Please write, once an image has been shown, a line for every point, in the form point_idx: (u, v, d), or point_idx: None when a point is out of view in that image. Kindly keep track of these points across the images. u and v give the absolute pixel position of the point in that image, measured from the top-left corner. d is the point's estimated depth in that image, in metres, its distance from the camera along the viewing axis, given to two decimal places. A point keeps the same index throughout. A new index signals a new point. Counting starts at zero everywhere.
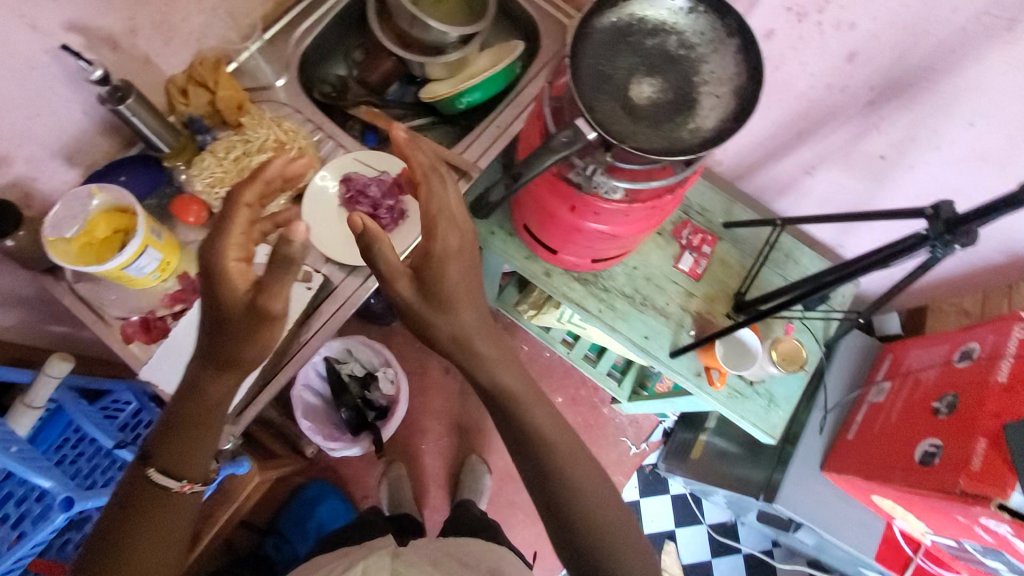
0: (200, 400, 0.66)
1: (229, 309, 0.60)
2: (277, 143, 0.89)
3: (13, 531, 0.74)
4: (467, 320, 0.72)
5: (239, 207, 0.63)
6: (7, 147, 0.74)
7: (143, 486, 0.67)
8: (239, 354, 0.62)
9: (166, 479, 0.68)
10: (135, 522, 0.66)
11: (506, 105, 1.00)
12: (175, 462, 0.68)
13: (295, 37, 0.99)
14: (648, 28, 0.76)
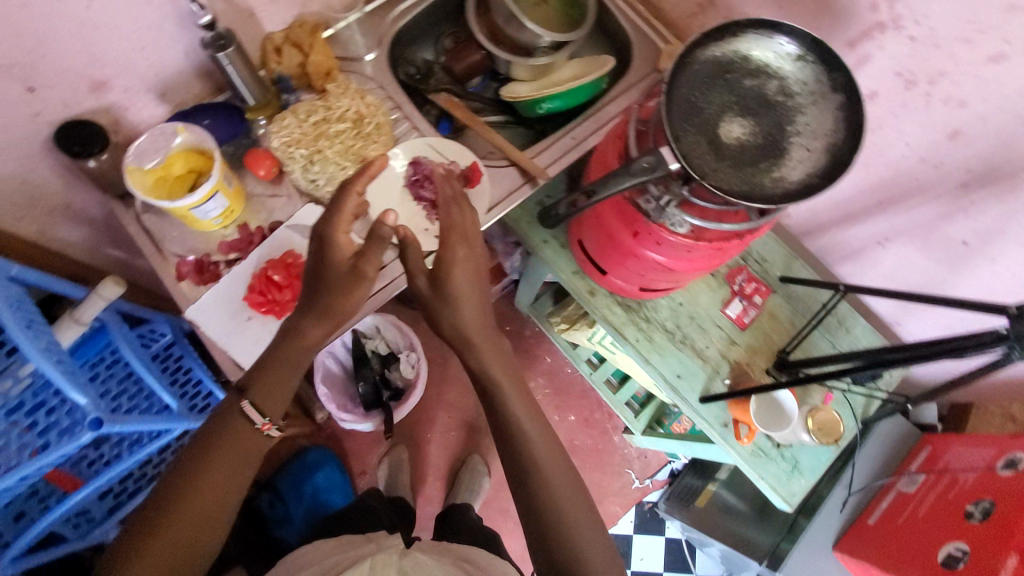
0: (291, 343, 0.71)
1: (331, 269, 0.69)
2: (357, 116, 0.90)
3: (38, 439, 0.76)
4: (468, 320, 0.75)
5: (351, 193, 0.69)
6: (107, 75, 0.78)
7: (234, 414, 0.70)
8: (335, 306, 0.69)
9: (254, 412, 0.70)
10: (218, 446, 0.68)
11: (585, 119, 0.97)
12: (264, 397, 0.71)
13: (392, 16, 1.00)
14: (750, 67, 0.74)
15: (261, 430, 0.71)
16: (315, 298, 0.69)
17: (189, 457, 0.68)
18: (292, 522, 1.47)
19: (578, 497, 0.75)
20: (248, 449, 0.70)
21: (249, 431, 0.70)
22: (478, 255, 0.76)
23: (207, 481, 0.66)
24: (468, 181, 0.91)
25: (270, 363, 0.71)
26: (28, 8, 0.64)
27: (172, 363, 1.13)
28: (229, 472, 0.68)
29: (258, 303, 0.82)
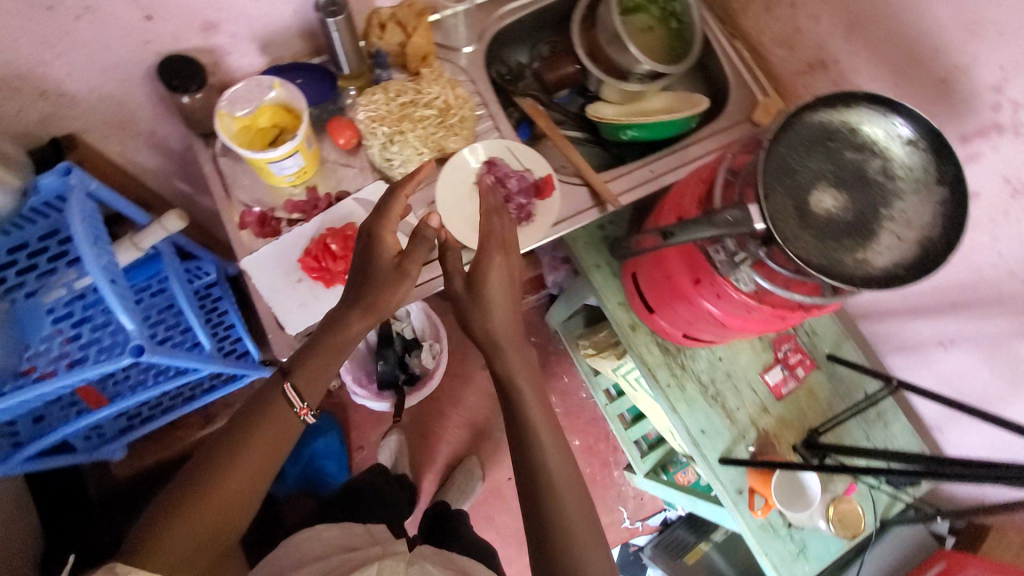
0: (336, 335, 0.72)
1: (377, 266, 0.71)
2: (444, 106, 0.89)
3: (79, 352, 0.79)
4: (503, 338, 0.73)
5: (399, 196, 0.74)
6: (220, 17, 0.79)
7: (274, 395, 0.71)
8: (378, 303, 0.71)
9: (294, 396, 0.71)
10: (255, 428, 0.69)
11: (666, 154, 0.95)
12: (308, 383, 0.72)
13: (499, 14, 1.00)
14: (856, 141, 0.71)
15: (299, 415, 0.71)
16: (360, 290, 0.71)
17: (227, 438, 0.69)
18: (285, 479, 1.49)
19: (592, 543, 0.68)
20: (283, 434, 0.70)
21: (288, 419, 0.70)
22: (515, 276, 0.75)
23: (244, 460, 0.67)
24: (539, 192, 0.89)
25: (313, 357, 0.72)
26: None
27: (209, 303, 1.16)
28: (263, 456, 0.68)
29: (310, 268, 0.83)
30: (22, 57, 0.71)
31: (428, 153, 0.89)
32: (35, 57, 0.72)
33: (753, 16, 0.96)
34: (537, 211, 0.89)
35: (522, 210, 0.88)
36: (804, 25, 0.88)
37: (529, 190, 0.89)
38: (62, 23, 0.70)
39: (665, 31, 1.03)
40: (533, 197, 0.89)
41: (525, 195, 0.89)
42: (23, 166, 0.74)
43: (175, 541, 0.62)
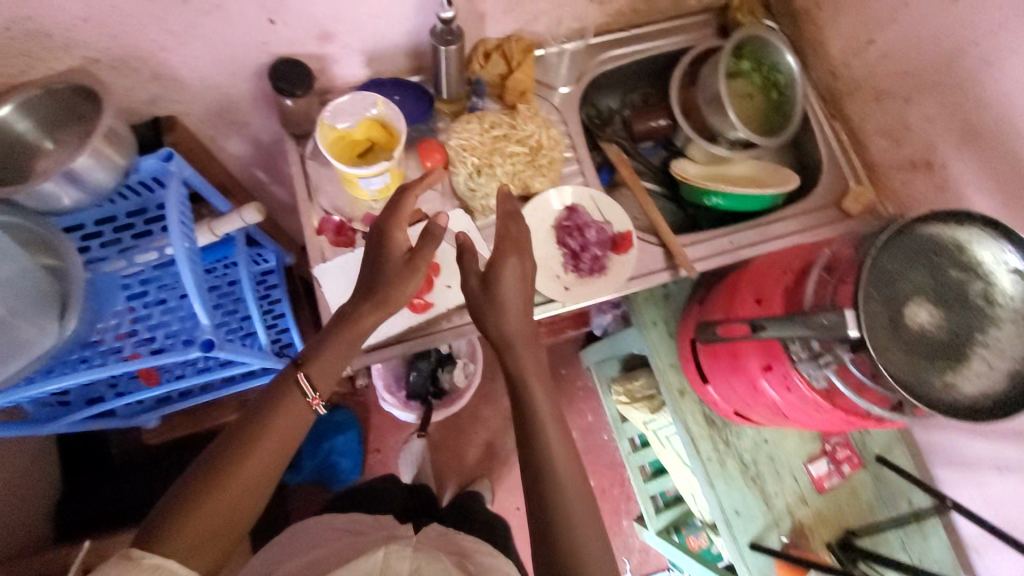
0: (349, 328, 0.72)
1: (388, 260, 0.72)
2: (535, 145, 0.88)
3: (147, 331, 0.80)
4: (524, 354, 0.72)
5: (410, 193, 0.74)
6: (336, 28, 0.80)
7: (290, 385, 0.68)
8: (388, 294, 0.71)
9: (307, 384, 0.68)
10: (270, 417, 0.66)
11: (748, 228, 0.94)
12: (321, 373, 0.70)
13: (601, 58, 1.00)
14: (962, 260, 0.69)
15: (311, 405, 0.68)
16: (374, 285, 0.72)
17: (240, 424, 0.65)
18: (300, 470, 1.49)
19: None
20: (298, 423, 0.67)
21: (302, 408, 0.67)
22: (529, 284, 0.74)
23: (257, 449, 0.63)
24: (616, 247, 0.88)
25: (328, 347, 0.71)
26: None
27: (263, 290, 1.17)
28: (277, 447, 0.65)
29: None
30: (146, 42, 0.73)
31: (511, 189, 0.88)
32: (158, 42, 0.73)
33: (860, 102, 0.94)
34: (611, 266, 0.88)
35: (595, 262, 0.88)
36: (915, 122, 0.86)
37: (606, 243, 0.88)
38: (190, 15, 0.70)
39: (764, 100, 1.01)
40: (609, 251, 0.88)
41: (601, 247, 0.88)
42: (127, 143, 0.74)
43: (186, 533, 0.57)
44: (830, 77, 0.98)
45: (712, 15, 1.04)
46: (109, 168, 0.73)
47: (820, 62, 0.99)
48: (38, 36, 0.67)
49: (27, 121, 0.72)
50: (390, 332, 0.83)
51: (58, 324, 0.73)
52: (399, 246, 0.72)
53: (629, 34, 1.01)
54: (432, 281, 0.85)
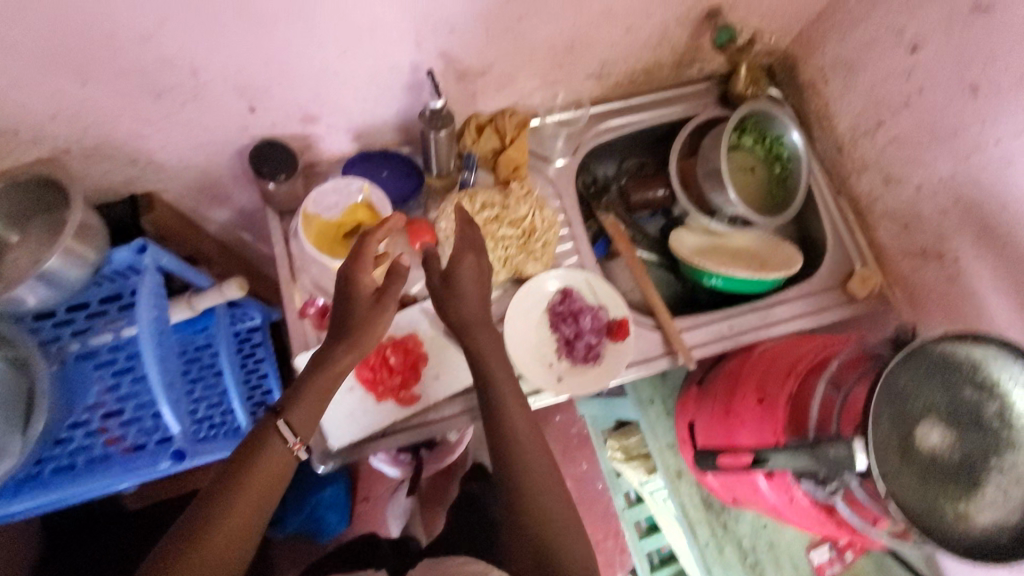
0: (324, 375, 0.67)
1: (354, 305, 0.69)
2: (529, 228, 0.85)
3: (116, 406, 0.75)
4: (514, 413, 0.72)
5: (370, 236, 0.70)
6: (322, 112, 0.76)
7: (268, 436, 0.64)
8: (361, 335, 0.68)
9: (288, 434, 0.64)
10: (248, 470, 0.61)
11: (749, 311, 0.90)
12: (301, 422, 0.67)
13: (598, 128, 0.96)
14: (977, 379, 0.65)
15: (293, 451, 0.65)
16: (348, 328, 0.69)
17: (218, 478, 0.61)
18: (285, 525, 1.41)
19: None
20: (278, 476, 0.63)
21: (280, 455, 0.64)
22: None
23: (237, 506, 0.59)
24: (612, 334, 0.85)
25: (306, 399, 0.67)
26: (289, 51, 0.63)
27: (248, 348, 1.10)
28: (256, 501, 0.60)
29: (364, 377, 0.79)
30: (122, 132, 0.68)
31: (502, 272, 0.85)
32: (134, 132, 0.69)
33: (869, 182, 0.91)
34: (606, 354, 0.84)
35: (589, 350, 0.84)
36: (926, 211, 0.83)
37: (601, 331, 0.85)
38: (169, 109, 0.66)
39: (767, 173, 0.98)
40: (603, 339, 0.85)
41: (595, 335, 0.85)
42: (98, 235, 0.70)
43: None
44: (836, 152, 0.95)
45: (712, 83, 1.01)
46: (80, 265, 0.69)
47: (826, 137, 0.96)
48: (4, 134, 0.62)
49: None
50: (373, 427, 0.78)
51: (23, 437, 0.68)
52: (368, 288, 0.69)
53: (627, 103, 0.98)
54: (420, 371, 0.81)
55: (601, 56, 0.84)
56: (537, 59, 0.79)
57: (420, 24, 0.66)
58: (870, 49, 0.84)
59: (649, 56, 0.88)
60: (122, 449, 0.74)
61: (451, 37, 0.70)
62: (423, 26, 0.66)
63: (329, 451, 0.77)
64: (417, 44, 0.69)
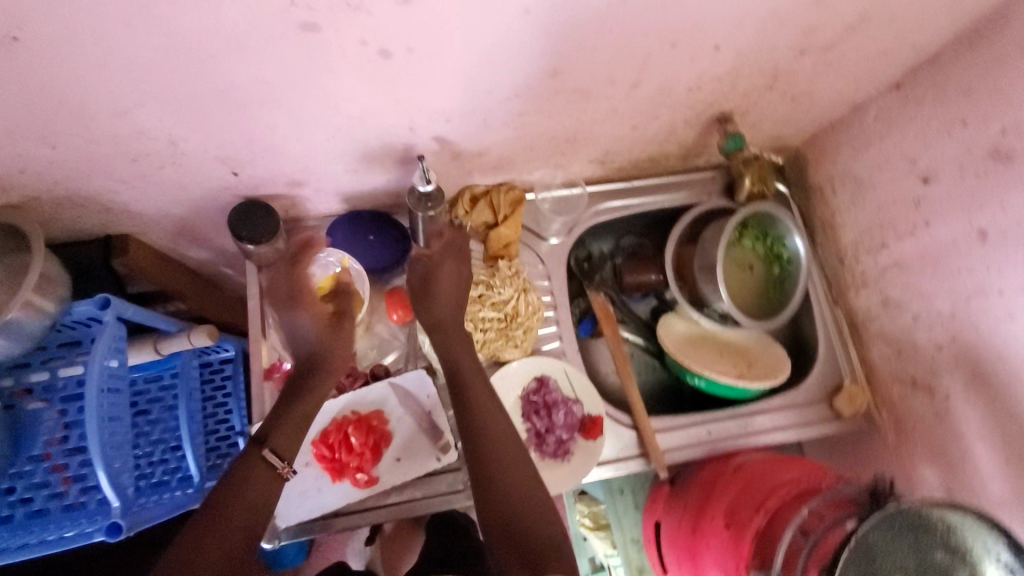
0: (309, 398, 0.74)
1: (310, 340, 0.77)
2: (512, 312, 0.82)
3: (63, 457, 0.70)
4: (503, 441, 0.71)
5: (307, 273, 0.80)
6: (310, 178, 0.74)
7: (256, 466, 0.69)
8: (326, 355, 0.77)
9: (276, 459, 0.70)
10: (237, 487, 0.67)
11: (728, 418, 0.88)
12: (287, 445, 0.71)
13: (597, 209, 0.94)
14: (949, 544, 0.62)
15: (282, 475, 0.70)
16: (311, 353, 0.76)
17: (209, 501, 0.66)
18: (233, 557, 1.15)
19: None
20: (267, 492, 0.69)
21: (269, 477, 0.69)
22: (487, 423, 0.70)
23: (234, 511, 0.65)
24: (585, 431, 0.82)
25: (285, 426, 0.71)
26: (273, 131, 0.61)
27: (217, 380, 1.00)
28: (249, 514, 0.66)
29: (322, 456, 0.76)
30: (95, 186, 0.65)
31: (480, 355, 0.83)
32: (108, 187, 0.65)
33: (867, 299, 0.89)
34: (577, 451, 0.82)
35: (559, 445, 0.82)
36: (921, 343, 0.81)
37: (573, 427, 0.82)
38: (145, 170, 0.63)
39: (764, 271, 0.95)
40: (575, 435, 0.82)
41: (568, 430, 0.82)
42: (57, 285, 0.67)
43: None
44: (837, 262, 0.93)
45: (720, 172, 0.98)
46: (38, 317, 0.66)
47: (830, 244, 0.94)
48: None
49: None
50: (325, 509, 0.75)
51: None
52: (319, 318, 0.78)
53: (629, 185, 0.95)
54: (381, 452, 0.77)
55: (605, 146, 0.82)
56: (538, 145, 0.77)
57: (414, 115, 0.63)
58: (881, 169, 0.82)
59: (655, 148, 0.86)
60: (64, 506, 0.70)
61: (448, 125, 0.67)
62: (418, 117, 0.64)
63: (276, 531, 0.74)
64: (411, 130, 0.66)
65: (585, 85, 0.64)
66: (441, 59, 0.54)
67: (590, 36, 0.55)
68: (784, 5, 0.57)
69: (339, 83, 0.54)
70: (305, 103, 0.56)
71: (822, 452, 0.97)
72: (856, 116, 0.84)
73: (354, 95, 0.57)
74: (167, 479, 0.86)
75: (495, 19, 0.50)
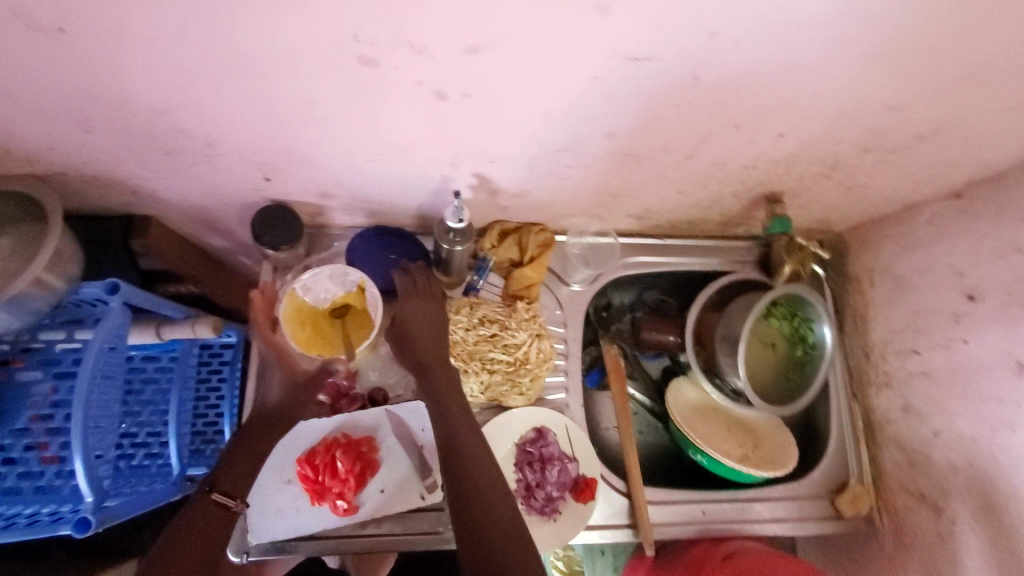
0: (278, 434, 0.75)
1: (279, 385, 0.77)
2: (521, 358, 0.80)
3: (45, 437, 0.70)
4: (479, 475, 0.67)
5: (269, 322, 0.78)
6: (340, 193, 0.72)
7: (206, 510, 0.69)
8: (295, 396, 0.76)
9: (225, 498, 0.70)
10: (185, 526, 0.68)
11: (725, 501, 0.86)
12: (236, 483, 0.72)
13: (624, 261, 0.92)
14: None
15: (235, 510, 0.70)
16: (269, 412, 0.75)
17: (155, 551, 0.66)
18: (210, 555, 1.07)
19: None
20: (214, 531, 0.68)
21: (214, 511, 0.69)
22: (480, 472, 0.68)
23: (185, 549, 0.66)
24: (577, 492, 0.79)
25: (238, 460, 0.73)
26: (312, 148, 0.59)
27: (214, 365, 0.97)
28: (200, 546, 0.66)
29: (304, 476, 0.73)
30: (124, 172, 0.64)
31: (481, 397, 0.81)
32: (136, 174, 0.64)
33: (888, 402, 0.86)
34: (565, 512, 0.79)
35: (548, 503, 0.78)
36: (937, 459, 0.77)
37: (565, 486, 0.79)
38: (176, 164, 0.62)
39: (787, 352, 0.91)
40: (565, 494, 0.79)
41: (558, 488, 0.79)
42: (70, 263, 0.66)
43: None
44: (862, 355, 0.90)
45: (755, 244, 0.96)
46: (48, 293, 0.65)
47: (858, 336, 0.91)
48: None
49: None
50: (301, 530, 0.73)
51: None
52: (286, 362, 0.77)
53: (661, 243, 0.93)
54: (366, 480, 0.75)
55: (645, 204, 0.79)
56: (578, 195, 0.75)
57: (457, 153, 0.61)
58: (926, 274, 0.79)
59: (695, 213, 0.83)
60: (37, 487, 0.69)
61: (490, 165, 0.65)
62: (461, 155, 0.62)
63: (246, 546, 0.71)
64: (452, 164, 0.64)
65: (638, 149, 0.61)
66: (496, 108, 0.52)
67: (656, 108, 0.53)
68: (857, 106, 0.55)
69: (388, 115, 0.52)
70: (348, 128, 0.54)
71: (815, 547, 0.94)
72: (908, 214, 0.81)
73: (401, 127, 0.55)
74: (147, 464, 0.84)
75: (560, 80, 0.48)
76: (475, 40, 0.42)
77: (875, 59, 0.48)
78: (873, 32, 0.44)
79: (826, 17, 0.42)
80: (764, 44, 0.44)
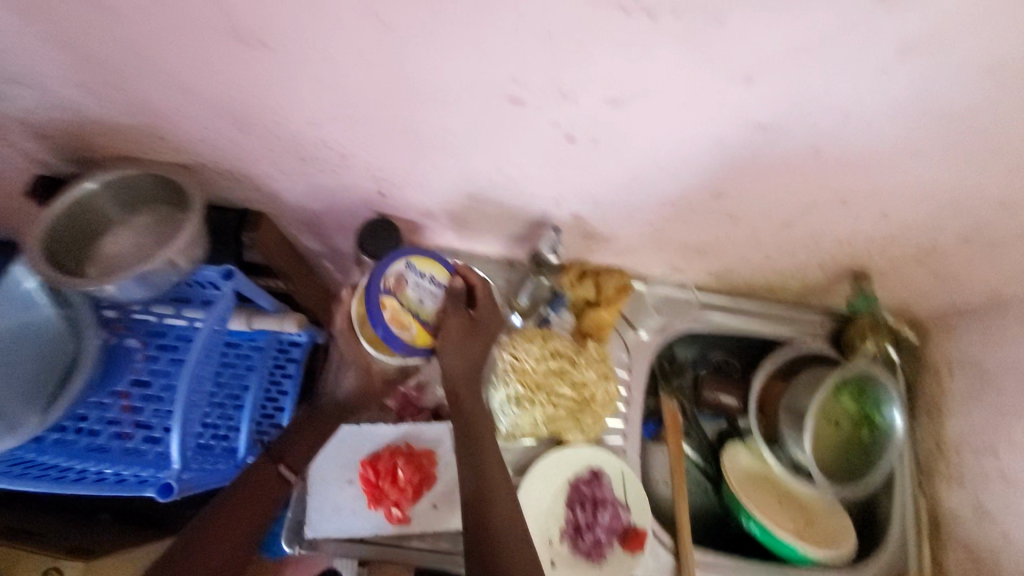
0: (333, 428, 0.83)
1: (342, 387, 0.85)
2: (588, 397, 0.79)
3: (138, 402, 0.75)
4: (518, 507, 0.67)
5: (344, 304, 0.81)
6: (441, 214, 0.76)
7: (265, 481, 0.77)
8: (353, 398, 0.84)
9: (288, 472, 0.78)
10: (241, 497, 0.76)
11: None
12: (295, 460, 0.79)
13: (697, 316, 0.92)
14: None
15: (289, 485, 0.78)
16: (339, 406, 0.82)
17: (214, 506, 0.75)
18: None
19: None
20: (267, 502, 0.77)
21: (274, 485, 0.78)
22: None
23: (238, 517, 0.75)
24: (626, 541, 0.79)
25: None
26: (434, 170, 0.63)
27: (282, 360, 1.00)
28: (247, 524, 0.75)
29: (366, 479, 0.76)
30: (256, 170, 0.70)
31: (543, 429, 0.80)
32: (267, 173, 0.70)
33: (960, 501, 0.82)
34: (610, 559, 0.78)
35: (595, 546, 0.79)
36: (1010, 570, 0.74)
37: (613, 531, 0.79)
38: (306, 170, 0.67)
39: (851, 433, 0.88)
40: (613, 539, 0.79)
41: (607, 533, 0.79)
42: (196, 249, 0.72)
43: None
44: (934, 448, 0.87)
45: (829, 317, 0.96)
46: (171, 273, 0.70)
47: (931, 428, 0.88)
48: (157, 137, 0.65)
49: (107, 198, 0.70)
50: (353, 532, 0.74)
51: (40, 415, 0.68)
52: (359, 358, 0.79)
53: (733, 301, 0.94)
54: (421, 493, 0.77)
55: (729, 263, 0.80)
56: (666, 246, 0.77)
57: (564, 192, 0.65)
58: (1014, 373, 0.76)
59: (777, 278, 0.84)
60: (124, 448, 0.73)
61: (592, 207, 0.68)
62: (568, 194, 0.65)
63: (303, 539, 0.74)
64: (556, 202, 0.68)
65: (739, 210, 0.63)
66: (617, 156, 0.55)
67: (768, 173, 0.55)
68: (971, 196, 0.56)
69: (515, 148, 0.56)
70: (474, 156, 0.59)
71: None
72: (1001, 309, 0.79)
73: (522, 161, 0.58)
74: (213, 444, 0.87)
75: (684, 137, 0.51)
76: (618, 93, 0.46)
77: (995, 155, 0.49)
78: (998, 131, 0.46)
79: (956, 111, 0.44)
80: (888, 127, 0.47)
